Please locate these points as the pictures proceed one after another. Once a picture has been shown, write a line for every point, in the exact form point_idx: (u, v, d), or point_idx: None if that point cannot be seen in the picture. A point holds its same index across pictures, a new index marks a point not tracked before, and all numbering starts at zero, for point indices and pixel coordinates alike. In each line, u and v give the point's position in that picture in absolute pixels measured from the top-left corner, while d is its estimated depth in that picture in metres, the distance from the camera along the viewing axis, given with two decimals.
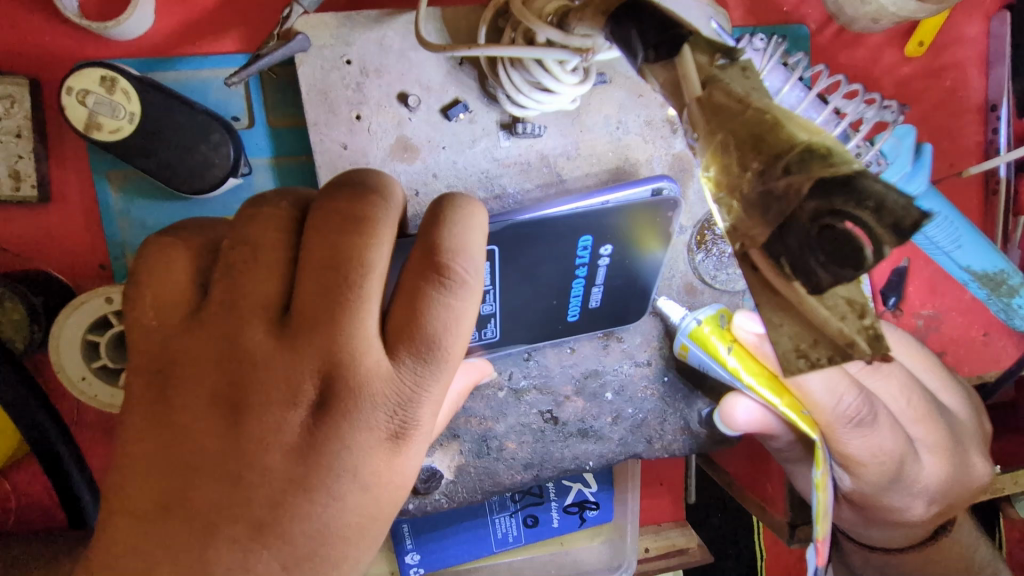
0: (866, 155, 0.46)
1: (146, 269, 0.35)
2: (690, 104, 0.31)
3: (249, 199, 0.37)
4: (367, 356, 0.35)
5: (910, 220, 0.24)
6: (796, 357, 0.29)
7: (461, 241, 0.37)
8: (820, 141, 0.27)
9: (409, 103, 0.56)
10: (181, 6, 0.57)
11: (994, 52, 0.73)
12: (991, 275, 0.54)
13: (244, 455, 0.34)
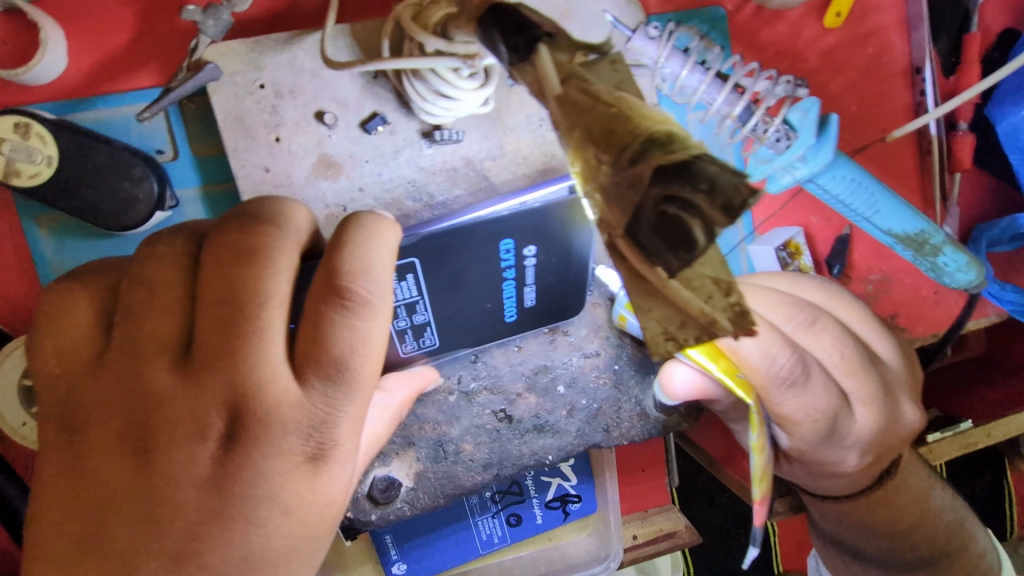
0: (765, 132, 0.49)
1: (47, 321, 0.38)
2: (552, 103, 0.31)
3: (146, 241, 0.40)
4: (273, 384, 0.37)
5: (737, 200, 0.25)
6: (664, 339, 0.30)
7: (362, 261, 0.37)
8: (663, 129, 0.28)
9: (326, 121, 0.56)
10: (93, 43, 0.57)
11: (913, 16, 0.74)
12: (912, 236, 0.55)
13: (155, 491, 0.36)
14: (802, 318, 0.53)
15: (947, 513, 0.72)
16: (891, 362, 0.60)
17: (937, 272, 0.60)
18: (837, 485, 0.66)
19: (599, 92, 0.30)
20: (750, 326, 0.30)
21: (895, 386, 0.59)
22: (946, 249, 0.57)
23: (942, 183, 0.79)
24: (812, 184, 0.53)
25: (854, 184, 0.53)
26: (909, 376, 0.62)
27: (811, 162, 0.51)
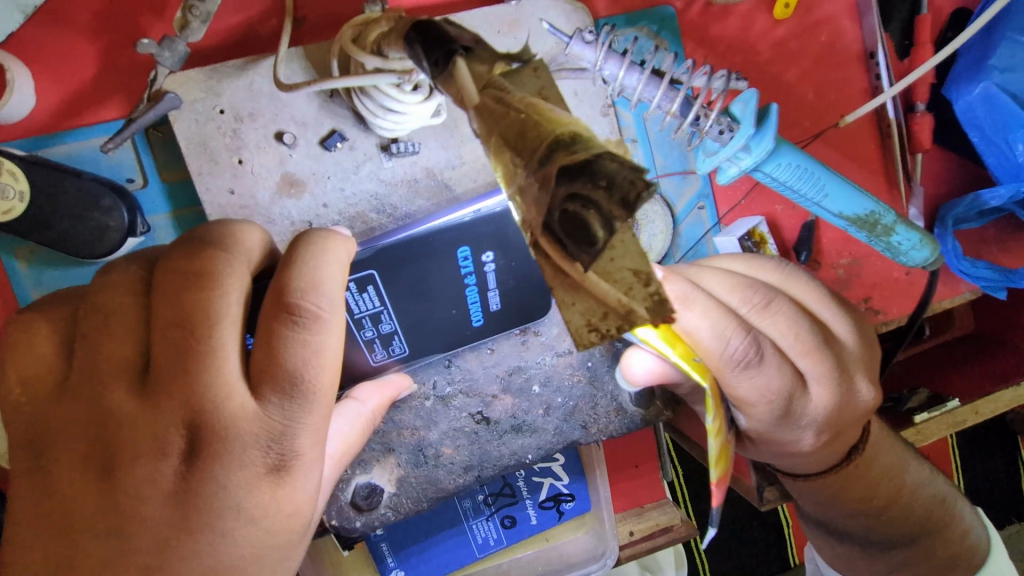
0: (705, 124, 0.50)
1: (10, 350, 0.40)
2: (470, 111, 0.31)
3: (102, 268, 0.41)
4: (231, 400, 0.38)
5: (633, 193, 0.27)
6: (588, 331, 0.30)
7: (311, 276, 0.39)
8: (567, 130, 0.29)
9: (286, 142, 0.58)
10: (59, 80, 0.59)
11: (862, 2, 0.75)
12: (863, 217, 0.57)
13: (121, 508, 0.37)
14: (755, 301, 0.55)
15: (922, 488, 0.76)
16: (848, 341, 0.61)
17: (894, 252, 0.61)
18: (805, 465, 0.67)
19: (513, 98, 0.31)
20: (669, 315, 0.31)
21: (852, 365, 0.60)
22: (898, 229, 0.58)
23: (905, 164, 0.79)
24: (760, 173, 0.54)
25: (800, 169, 0.54)
26: (869, 353, 0.63)
27: (754, 151, 0.52)
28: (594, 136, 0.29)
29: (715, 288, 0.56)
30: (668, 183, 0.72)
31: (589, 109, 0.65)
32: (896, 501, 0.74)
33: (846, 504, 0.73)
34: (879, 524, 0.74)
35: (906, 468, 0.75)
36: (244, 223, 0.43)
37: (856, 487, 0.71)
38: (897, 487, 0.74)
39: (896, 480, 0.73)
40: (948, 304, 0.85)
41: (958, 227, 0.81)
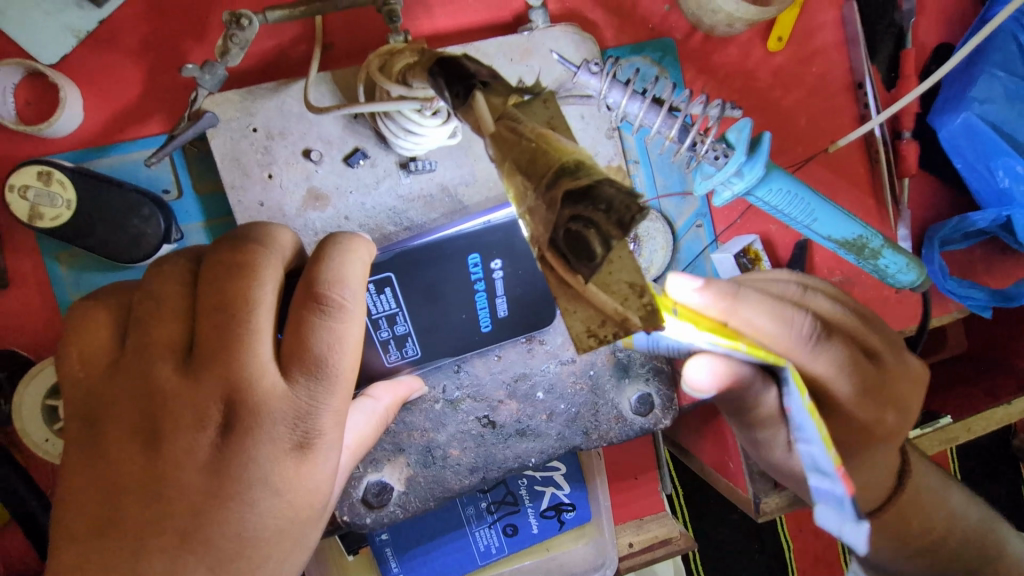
0: (701, 148, 0.54)
1: (74, 331, 0.45)
2: (487, 139, 0.37)
3: (153, 264, 0.46)
4: (263, 379, 0.42)
5: (628, 215, 0.30)
6: (587, 336, 0.35)
7: (338, 273, 0.43)
8: (571, 159, 0.34)
9: (313, 158, 0.63)
10: (107, 99, 0.64)
11: (851, 35, 0.80)
12: (850, 241, 0.60)
13: (161, 474, 0.41)
14: (797, 325, 0.54)
15: (975, 519, 0.68)
16: (885, 360, 0.59)
17: (881, 275, 0.64)
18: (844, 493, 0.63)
19: (525, 129, 0.36)
20: (662, 325, 0.34)
21: (883, 388, 0.58)
22: (885, 252, 0.61)
23: (893, 189, 0.84)
24: (752, 197, 0.59)
25: (791, 195, 0.58)
26: (905, 371, 0.61)
27: (746, 177, 0.56)
28: (595, 164, 0.34)
29: (758, 318, 0.53)
30: (668, 203, 0.76)
31: (594, 132, 0.70)
32: (947, 531, 0.66)
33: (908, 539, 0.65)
34: (935, 564, 0.66)
35: (947, 495, 0.69)
36: (278, 225, 0.47)
37: (904, 518, 0.65)
38: (944, 513, 0.67)
39: (940, 506, 0.67)
40: (937, 322, 0.88)
41: (945, 248, 0.86)
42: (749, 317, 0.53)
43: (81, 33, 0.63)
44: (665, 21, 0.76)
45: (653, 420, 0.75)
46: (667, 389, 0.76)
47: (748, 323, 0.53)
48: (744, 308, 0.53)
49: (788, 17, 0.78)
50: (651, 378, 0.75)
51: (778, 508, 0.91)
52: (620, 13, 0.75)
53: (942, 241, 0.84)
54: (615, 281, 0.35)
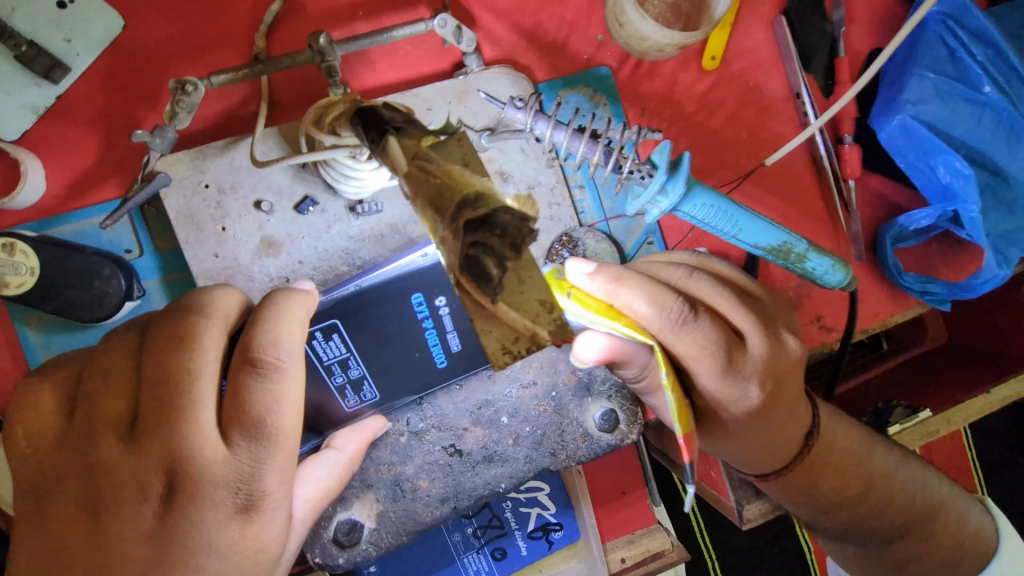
0: (621, 167, 0.57)
1: (19, 410, 0.47)
2: (400, 179, 0.38)
3: (106, 336, 0.48)
4: (204, 446, 0.44)
5: (520, 238, 0.34)
6: (502, 353, 0.39)
7: (273, 333, 0.45)
8: (472, 191, 0.35)
9: (264, 209, 0.66)
10: (68, 169, 0.68)
11: (784, 49, 0.83)
12: (775, 246, 0.64)
13: (105, 546, 0.44)
14: (671, 311, 0.56)
15: (912, 484, 0.78)
16: (753, 345, 0.63)
17: (811, 277, 0.69)
18: (739, 453, 0.72)
19: (433, 167, 0.37)
20: (569, 335, 0.40)
21: (752, 367, 0.63)
22: (810, 255, 0.66)
23: (841, 192, 0.85)
24: (680, 213, 0.61)
25: (713, 209, 0.61)
26: (783, 355, 0.67)
27: (670, 194, 0.58)
28: (495, 193, 0.35)
29: (635, 302, 0.56)
30: (617, 224, 0.78)
31: (536, 163, 0.72)
32: (871, 489, 0.77)
33: (821, 499, 0.76)
34: (856, 518, 0.78)
35: (873, 453, 0.78)
36: (221, 288, 0.49)
37: (821, 476, 0.75)
38: (869, 472, 0.76)
39: (864, 466, 0.76)
40: (900, 319, 0.89)
41: (898, 246, 0.87)
42: (628, 300, 0.55)
43: (41, 109, 0.67)
44: (600, 51, 0.79)
45: (620, 437, 0.76)
46: (631, 405, 0.77)
47: (626, 306, 0.55)
48: (625, 291, 0.55)
49: (719, 38, 0.81)
50: (613, 395, 0.77)
51: (761, 514, 0.90)
52: (556, 47, 0.79)
53: (895, 239, 0.86)
54: (526, 300, 0.39)
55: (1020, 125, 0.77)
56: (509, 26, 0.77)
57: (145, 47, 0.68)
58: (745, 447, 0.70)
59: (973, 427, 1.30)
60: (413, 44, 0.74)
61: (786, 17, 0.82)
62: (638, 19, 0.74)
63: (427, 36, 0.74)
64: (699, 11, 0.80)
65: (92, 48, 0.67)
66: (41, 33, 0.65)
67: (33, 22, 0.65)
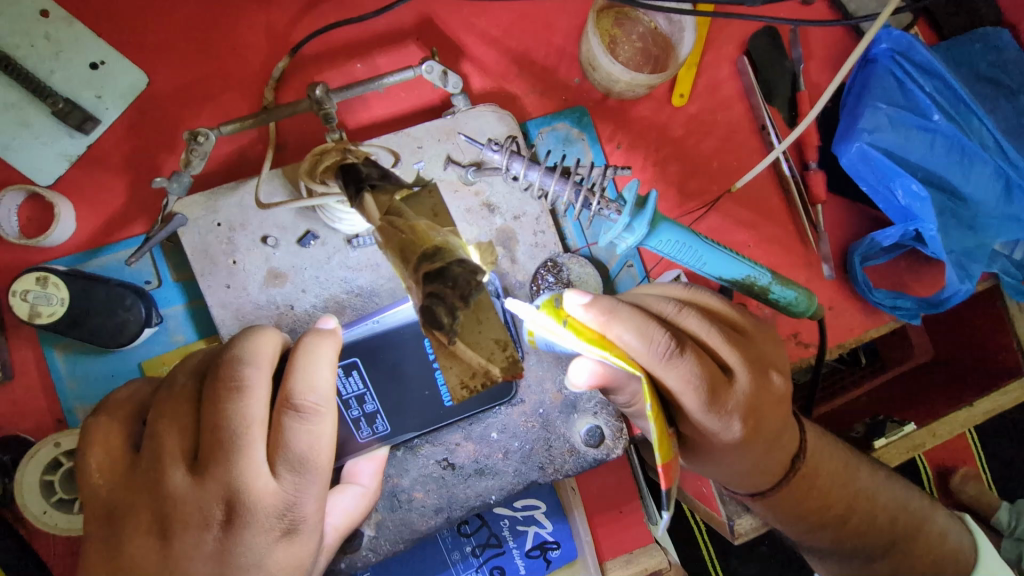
0: (590, 203, 0.63)
1: (90, 444, 0.49)
2: (376, 232, 0.46)
3: (167, 379, 0.51)
4: (256, 481, 0.48)
5: (470, 286, 0.39)
6: (461, 387, 0.43)
7: (309, 382, 0.51)
8: (432, 246, 0.42)
9: (269, 243, 0.72)
10: (97, 210, 0.75)
11: (748, 85, 0.90)
12: (740, 280, 0.69)
13: (173, 569, 0.46)
14: (659, 345, 0.60)
15: (895, 503, 0.82)
16: (738, 380, 0.67)
17: (778, 307, 0.73)
18: (726, 475, 0.75)
19: (401, 223, 0.45)
20: (521, 371, 0.42)
21: (736, 403, 0.66)
22: (774, 287, 0.70)
23: (809, 214, 0.91)
24: (648, 248, 0.67)
25: (677, 243, 0.66)
26: (767, 391, 0.69)
27: (635, 231, 0.64)
28: (453, 249, 0.42)
29: (626, 334, 0.60)
30: (597, 249, 0.84)
31: (519, 195, 0.79)
32: (855, 508, 0.80)
33: (804, 520, 0.80)
34: (845, 539, 0.81)
35: (858, 473, 0.82)
36: (261, 331, 0.52)
37: (807, 496, 0.78)
38: (854, 492, 0.80)
39: (850, 487, 0.80)
40: (875, 333, 0.92)
41: (868, 263, 0.92)
42: (619, 332, 0.60)
43: (73, 157, 0.74)
44: (577, 92, 0.87)
45: (606, 451, 0.81)
46: (616, 420, 0.82)
47: (617, 338, 0.60)
48: (616, 324, 0.60)
49: (686, 77, 0.88)
50: (599, 411, 0.81)
51: (752, 528, 0.93)
52: (537, 89, 0.86)
53: (863, 257, 0.91)
54: (482, 340, 0.43)
55: (970, 146, 0.83)
56: (493, 71, 0.85)
57: (167, 100, 0.77)
58: (734, 469, 0.74)
59: (977, 442, 1.30)
60: (406, 90, 0.81)
61: (747, 56, 0.90)
62: (608, 64, 0.81)
63: (418, 83, 0.82)
64: (666, 53, 0.87)
65: (120, 103, 0.75)
66: (76, 91, 0.74)
67: (69, 83, 0.74)
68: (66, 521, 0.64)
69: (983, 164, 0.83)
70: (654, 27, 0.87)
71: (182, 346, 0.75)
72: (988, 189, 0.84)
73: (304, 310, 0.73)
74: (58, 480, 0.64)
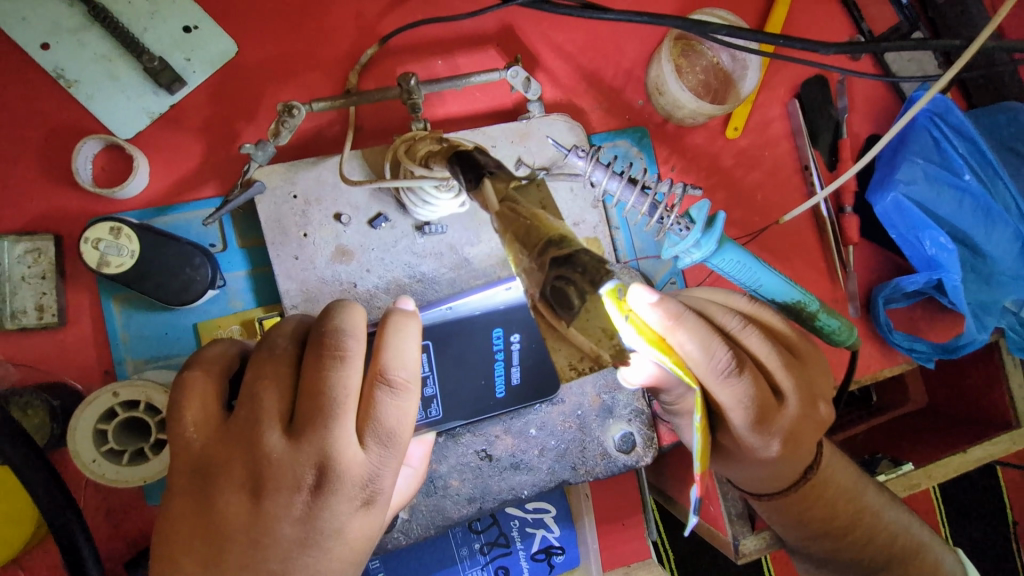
0: (667, 218, 0.66)
1: (185, 397, 0.50)
2: (493, 217, 0.47)
3: (264, 341, 0.52)
4: (348, 450, 0.49)
5: (600, 274, 0.41)
6: (570, 368, 0.45)
7: (400, 358, 0.52)
8: (557, 233, 0.44)
9: (342, 221, 0.74)
10: (171, 169, 0.76)
11: (796, 127, 0.96)
12: (790, 304, 0.75)
13: (262, 527, 0.47)
14: (717, 359, 0.63)
15: (896, 526, 0.86)
16: (788, 406, 0.71)
17: (820, 335, 0.78)
18: (745, 476, 0.81)
19: (522, 210, 0.46)
20: (628, 358, 0.45)
21: (779, 426, 0.71)
22: (819, 314, 0.75)
23: (841, 254, 0.96)
24: (711, 264, 0.71)
25: (739, 263, 0.71)
26: (813, 419, 0.74)
27: (703, 248, 0.68)
28: (575, 238, 0.45)
29: (688, 343, 0.62)
30: (645, 263, 0.87)
31: (582, 203, 0.82)
32: (858, 524, 0.84)
33: (810, 525, 0.84)
34: (843, 549, 0.85)
35: (865, 492, 0.86)
36: (354, 304, 0.54)
37: (815, 505, 0.82)
38: (858, 509, 0.84)
39: (856, 502, 0.84)
40: (889, 372, 0.98)
41: (890, 306, 0.98)
42: (681, 340, 0.62)
43: (154, 114, 0.75)
44: (640, 114, 0.91)
45: (636, 458, 0.83)
46: (648, 429, 0.84)
47: (678, 345, 0.62)
48: (681, 330, 0.61)
49: (742, 112, 0.93)
50: (633, 419, 0.84)
51: (756, 550, 0.92)
52: (603, 106, 0.90)
53: (886, 299, 0.97)
54: (591, 325, 0.44)
55: (993, 207, 0.89)
56: (563, 85, 0.89)
57: (253, 71, 0.78)
58: (744, 471, 0.80)
59: (937, 498, 1.33)
60: (481, 91, 0.85)
61: (798, 100, 0.95)
62: (677, 91, 0.86)
63: (495, 85, 0.85)
64: (726, 88, 0.93)
65: (208, 67, 0.76)
66: (167, 51, 0.75)
67: (161, 42, 0.75)
68: (114, 472, 0.63)
69: (1005, 225, 0.90)
70: (716, 62, 0.93)
71: (240, 312, 0.76)
72: (1006, 249, 0.91)
73: (367, 288, 0.74)
74: (111, 430, 0.64)
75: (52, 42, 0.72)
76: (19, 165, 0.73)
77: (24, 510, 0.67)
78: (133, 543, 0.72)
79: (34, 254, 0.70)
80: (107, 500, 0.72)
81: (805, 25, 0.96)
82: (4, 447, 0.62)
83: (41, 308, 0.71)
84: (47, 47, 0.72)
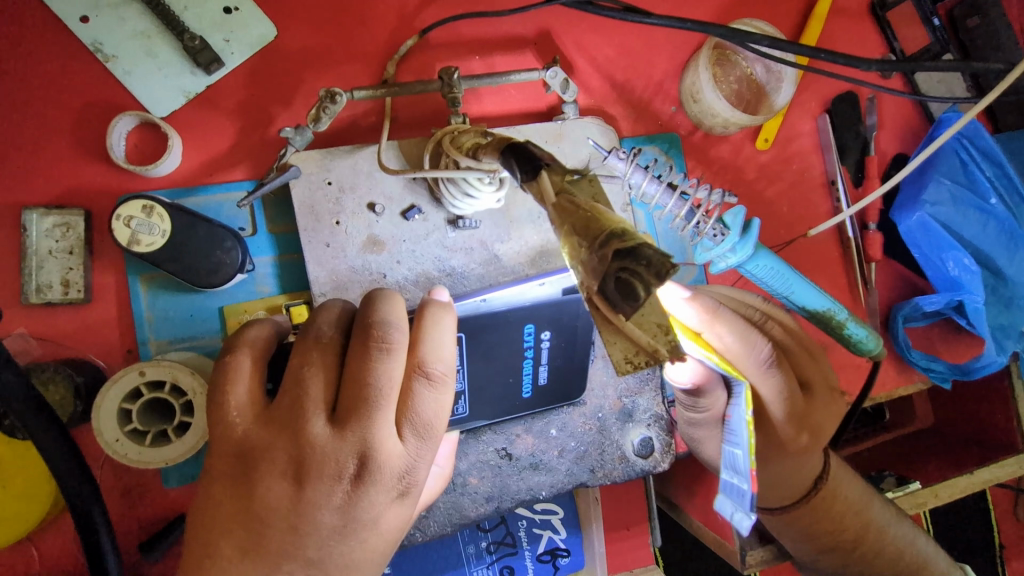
0: (706, 225, 0.67)
1: (229, 381, 0.49)
2: (549, 208, 0.46)
3: (307, 328, 0.52)
4: (389, 442, 0.49)
5: (665, 268, 0.38)
6: (625, 362, 0.41)
7: (439, 350, 0.52)
8: (618, 227, 0.42)
9: (375, 210, 0.74)
10: (204, 149, 0.75)
11: (824, 142, 0.97)
12: (822, 314, 0.75)
13: (302, 514, 0.47)
14: (760, 351, 0.68)
15: (902, 541, 0.85)
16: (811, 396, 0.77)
17: (849, 343, 0.79)
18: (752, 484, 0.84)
19: (580, 202, 0.45)
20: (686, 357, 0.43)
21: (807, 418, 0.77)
22: (850, 323, 0.76)
23: (863, 270, 0.97)
24: (745, 270, 0.74)
25: (772, 270, 0.72)
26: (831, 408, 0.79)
27: (738, 253, 0.71)
28: (637, 232, 0.42)
29: (727, 335, 0.66)
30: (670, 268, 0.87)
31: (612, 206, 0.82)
32: (866, 538, 0.84)
33: (816, 538, 0.84)
34: (849, 563, 0.85)
35: (869, 507, 0.86)
36: (395, 294, 0.53)
37: (822, 518, 0.83)
38: (864, 524, 0.84)
39: (862, 515, 0.84)
40: (905, 390, 0.99)
41: (908, 324, 0.98)
42: (720, 331, 0.66)
43: (191, 93, 0.74)
44: (673, 120, 0.92)
45: (653, 463, 0.83)
46: (667, 434, 0.84)
47: (719, 337, 0.66)
48: (720, 324, 0.66)
49: (773, 123, 0.94)
50: (652, 424, 0.84)
51: (763, 562, 0.90)
52: (636, 111, 0.90)
53: (905, 318, 0.97)
54: (646, 320, 0.42)
55: (1017, 233, 0.90)
56: (597, 88, 0.89)
57: (292, 56, 0.78)
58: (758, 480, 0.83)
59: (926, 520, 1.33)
60: (517, 89, 0.85)
61: (829, 115, 0.96)
62: (713, 99, 0.86)
63: (531, 85, 0.85)
64: (759, 99, 0.93)
65: (247, 49, 0.76)
66: (205, 30, 0.74)
67: (201, 21, 0.74)
68: (137, 453, 0.62)
69: None
70: (751, 73, 0.93)
71: (266, 297, 0.75)
72: None
73: (397, 280, 0.74)
74: (136, 410, 0.63)
75: (92, 16, 0.71)
76: (50, 137, 0.72)
77: (43, 485, 0.66)
78: (147, 523, 0.71)
79: (63, 228, 0.70)
80: (123, 479, 0.71)
81: (839, 41, 0.96)
82: (30, 423, 0.61)
83: (67, 283, 0.70)
84: (86, 21, 0.71)
